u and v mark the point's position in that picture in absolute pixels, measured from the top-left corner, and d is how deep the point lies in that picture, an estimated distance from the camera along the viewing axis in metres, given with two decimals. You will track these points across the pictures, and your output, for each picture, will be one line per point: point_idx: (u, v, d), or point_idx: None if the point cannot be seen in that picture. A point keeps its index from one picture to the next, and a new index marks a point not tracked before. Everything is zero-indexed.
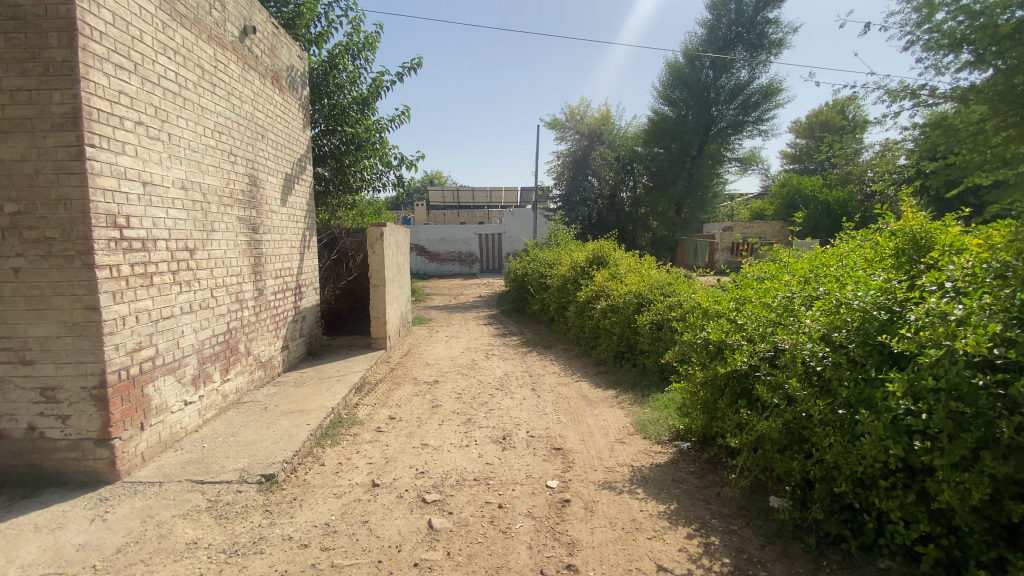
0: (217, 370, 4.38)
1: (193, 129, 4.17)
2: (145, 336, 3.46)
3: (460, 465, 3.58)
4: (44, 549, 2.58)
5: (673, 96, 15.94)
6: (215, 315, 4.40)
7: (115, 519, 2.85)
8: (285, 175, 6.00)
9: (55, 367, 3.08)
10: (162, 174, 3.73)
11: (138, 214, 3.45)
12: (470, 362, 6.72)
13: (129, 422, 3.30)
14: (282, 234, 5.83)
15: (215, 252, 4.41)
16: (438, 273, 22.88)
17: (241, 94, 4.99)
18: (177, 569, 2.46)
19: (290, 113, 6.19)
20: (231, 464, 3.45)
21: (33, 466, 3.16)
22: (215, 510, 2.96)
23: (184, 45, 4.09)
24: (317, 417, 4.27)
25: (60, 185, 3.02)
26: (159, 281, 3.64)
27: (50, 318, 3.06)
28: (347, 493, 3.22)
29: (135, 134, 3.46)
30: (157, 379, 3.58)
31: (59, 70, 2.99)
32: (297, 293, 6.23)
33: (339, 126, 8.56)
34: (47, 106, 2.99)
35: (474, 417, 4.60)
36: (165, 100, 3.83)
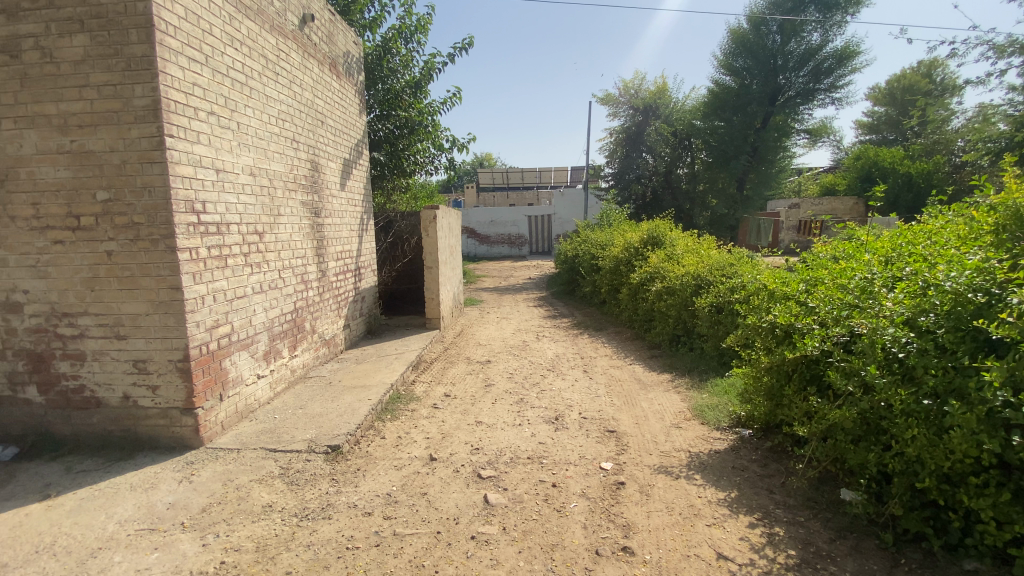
0: (285, 346, 4.65)
1: (259, 117, 4.37)
2: (221, 314, 3.71)
3: (514, 443, 3.63)
4: (140, 506, 2.86)
5: (735, 65, 15.01)
6: (284, 295, 4.65)
7: (200, 481, 3.11)
8: (344, 160, 6.19)
9: (145, 342, 3.37)
10: (233, 162, 3.94)
11: (212, 199, 3.67)
12: (521, 343, 6.76)
13: (210, 393, 3.57)
14: (342, 218, 6.05)
15: (281, 235, 4.64)
16: (488, 255, 23.09)
17: (302, 81, 5.17)
18: (255, 529, 2.66)
19: (347, 99, 6.34)
20: (300, 434, 3.67)
21: (128, 431, 3.50)
22: (287, 477, 3.17)
23: (249, 36, 4.26)
24: (377, 393, 4.44)
25: (144, 173, 3.25)
26: (233, 263, 3.88)
27: (140, 297, 3.34)
28: (406, 465, 3.35)
29: (208, 124, 3.67)
30: (233, 354, 3.84)
31: (140, 64, 3.20)
32: (357, 274, 6.47)
33: (393, 111, 8.75)
34: (130, 100, 3.22)
35: (528, 397, 4.63)
36: (234, 90, 4.02)
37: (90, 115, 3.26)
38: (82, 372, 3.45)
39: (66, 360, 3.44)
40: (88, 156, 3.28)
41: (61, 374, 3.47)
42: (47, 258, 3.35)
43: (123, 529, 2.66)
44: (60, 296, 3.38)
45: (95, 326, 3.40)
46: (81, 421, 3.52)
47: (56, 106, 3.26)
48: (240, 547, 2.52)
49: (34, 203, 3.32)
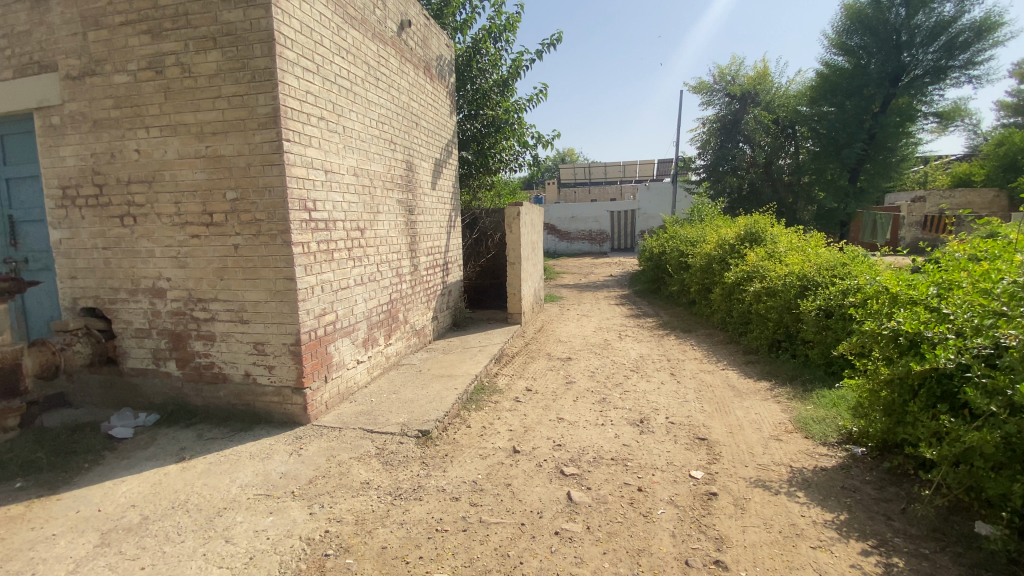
0: (381, 335, 4.95)
1: (362, 120, 4.67)
2: (327, 303, 4.04)
3: (597, 443, 3.58)
4: (257, 474, 3.20)
5: (850, 44, 13.50)
6: (381, 287, 4.96)
7: (307, 455, 3.41)
8: (435, 160, 6.45)
9: (264, 326, 3.76)
10: (339, 163, 4.26)
11: (321, 197, 4.00)
12: (603, 341, 6.65)
13: (316, 374, 3.91)
14: (433, 215, 6.31)
15: (380, 231, 4.94)
16: (568, 252, 22.96)
17: (400, 85, 5.45)
18: (355, 503, 2.87)
19: (439, 100, 6.59)
20: (394, 418, 3.90)
21: (248, 405, 3.92)
22: (382, 457, 3.39)
23: (354, 44, 4.57)
24: (463, 382, 4.60)
25: (266, 174, 3.61)
26: (338, 257, 4.21)
27: (261, 286, 3.72)
28: (491, 455, 3.44)
29: (318, 128, 3.99)
30: (336, 340, 4.18)
31: (263, 76, 3.55)
32: (444, 269, 6.73)
33: (480, 110, 8.97)
34: (254, 108, 3.59)
35: (610, 396, 4.55)
36: (341, 95, 4.33)
37: (221, 123, 3.67)
38: (212, 351, 3.92)
39: (200, 340, 3.93)
40: (220, 159, 3.70)
41: (195, 352, 3.96)
42: (186, 250, 3.84)
43: (243, 493, 2.99)
44: (196, 284, 3.86)
45: (223, 310, 3.84)
46: (210, 394, 4.00)
47: (194, 115, 3.71)
48: (341, 518, 2.73)
49: (176, 202, 3.82)
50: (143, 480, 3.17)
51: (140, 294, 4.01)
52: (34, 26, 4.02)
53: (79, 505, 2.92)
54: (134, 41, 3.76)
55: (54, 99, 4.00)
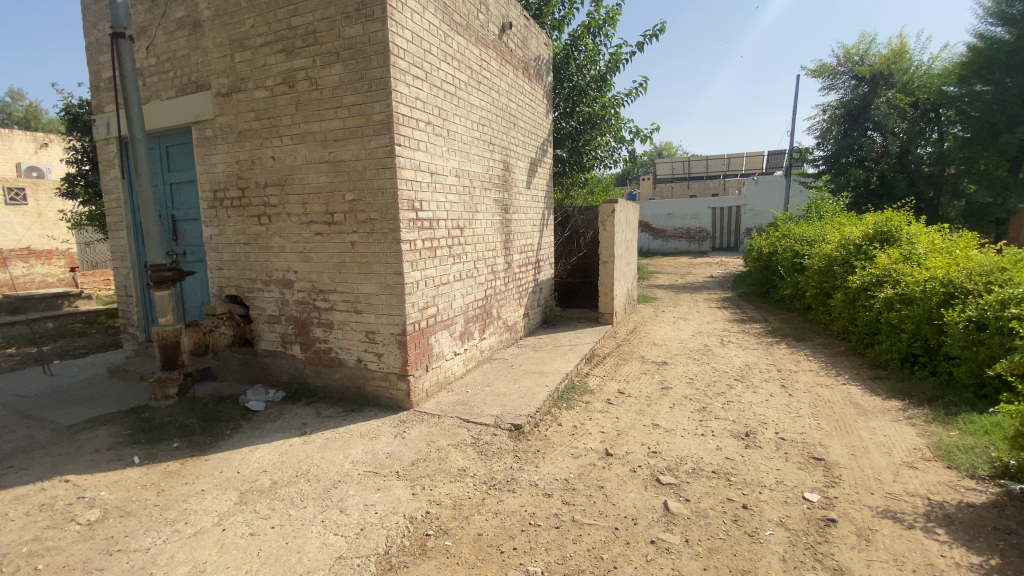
0: (477, 329, 5.13)
1: (464, 123, 4.85)
2: (429, 298, 4.27)
3: (696, 453, 3.42)
4: (366, 452, 3.48)
5: (1012, 12, 11.42)
6: (477, 284, 5.13)
7: (410, 438, 3.64)
8: (531, 159, 6.52)
9: (374, 317, 4.07)
10: (443, 165, 4.48)
11: (427, 198, 4.23)
12: (702, 346, 6.31)
13: (419, 363, 4.16)
14: (527, 214, 6.39)
15: (478, 230, 5.11)
16: (663, 251, 22.15)
17: (500, 87, 5.58)
18: (452, 489, 3.01)
19: (537, 99, 6.65)
20: (488, 410, 4.03)
21: (358, 388, 4.28)
22: (477, 446, 3.52)
23: (459, 50, 4.76)
24: (555, 380, 4.63)
25: (380, 177, 3.90)
26: (440, 254, 4.43)
27: (373, 280, 4.04)
28: (583, 455, 3.42)
29: (426, 132, 4.22)
30: (437, 332, 4.41)
31: (378, 85, 3.83)
32: (536, 267, 6.79)
33: (576, 107, 8.92)
34: (371, 116, 3.88)
35: (710, 405, 4.31)
36: (446, 100, 4.54)
37: (342, 130, 4.02)
38: (330, 337, 4.32)
39: (320, 327, 4.35)
40: (340, 164, 4.05)
41: (316, 338, 4.39)
42: (310, 247, 4.27)
43: (355, 469, 3.27)
44: (318, 277, 4.28)
45: (340, 301, 4.22)
46: (327, 376, 4.41)
47: (319, 124, 4.10)
48: (440, 501, 2.88)
49: (303, 203, 4.25)
50: (273, 449, 3.59)
51: (272, 284, 4.53)
52: (192, 51, 4.69)
53: (221, 466, 3.37)
54: (271, 60, 4.24)
55: (206, 113, 4.63)
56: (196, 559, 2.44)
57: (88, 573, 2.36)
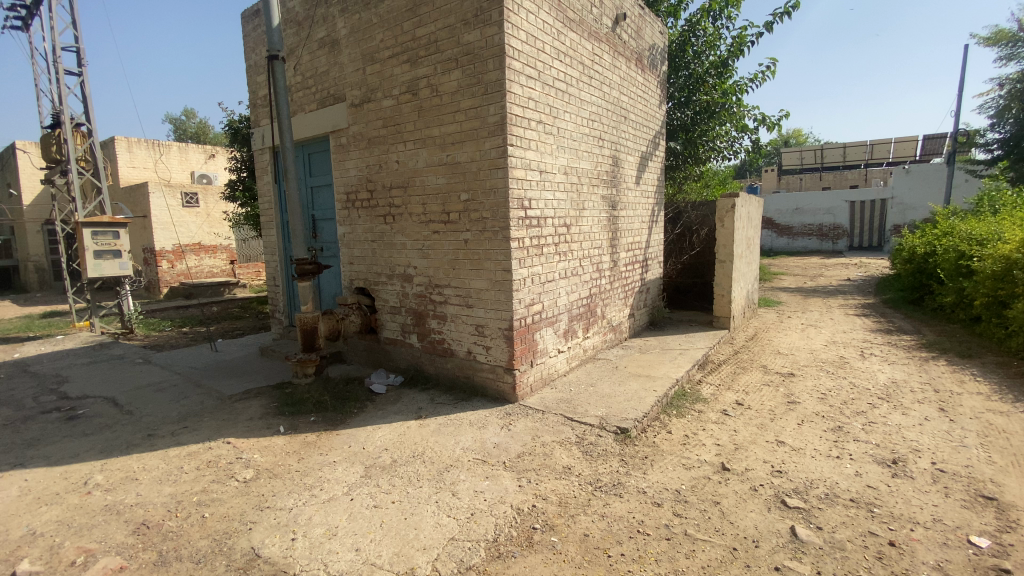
0: (581, 327, 5.09)
1: (574, 120, 4.82)
2: (535, 295, 4.33)
3: (830, 478, 3.07)
4: (475, 440, 3.63)
5: None
6: (582, 282, 5.08)
7: (515, 431, 3.74)
8: (642, 153, 6.30)
9: (484, 312, 4.23)
10: (552, 163, 4.50)
11: (536, 196, 4.29)
12: (837, 359, 5.63)
13: (524, 358, 4.24)
14: (636, 210, 6.19)
15: (584, 227, 5.06)
16: (788, 249, 20.31)
17: (612, 81, 5.46)
18: (557, 486, 3.03)
19: (650, 91, 6.39)
20: (593, 411, 3.98)
21: (468, 379, 4.48)
22: (582, 446, 3.49)
23: (572, 46, 4.73)
24: (663, 386, 4.43)
25: (492, 177, 4.03)
26: (547, 252, 4.47)
27: (483, 276, 4.19)
28: (696, 467, 3.24)
29: (537, 131, 4.28)
30: (542, 329, 4.46)
31: (493, 88, 3.96)
32: (645, 265, 6.56)
33: (692, 96, 8.44)
34: (486, 118, 4.02)
35: (847, 426, 3.83)
36: (557, 98, 4.55)
37: (458, 133, 4.21)
38: (443, 329, 4.58)
39: (435, 319, 4.62)
40: (456, 165, 4.25)
41: (431, 329, 4.68)
42: (428, 244, 4.55)
43: (465, 455, 3.43)
44: (434, 272, 4.55)
45: (454, 295, 4.44)
46: (440, 365, 4.68)
47: (438, 129, 4.34)
48: (546, 497, 2.92)
49: (423, 204, 4.54)
50: (392, 430, 3.89)
51: (394, 278, 4.91)
52: (331, 67, 5.22)
53: (349, 441, 3.74)
54: (397, 70, 4.58)
55: (342, 123, 5.13)
56: (329, 523, 2.73)
57: (246, 523, 2.75)
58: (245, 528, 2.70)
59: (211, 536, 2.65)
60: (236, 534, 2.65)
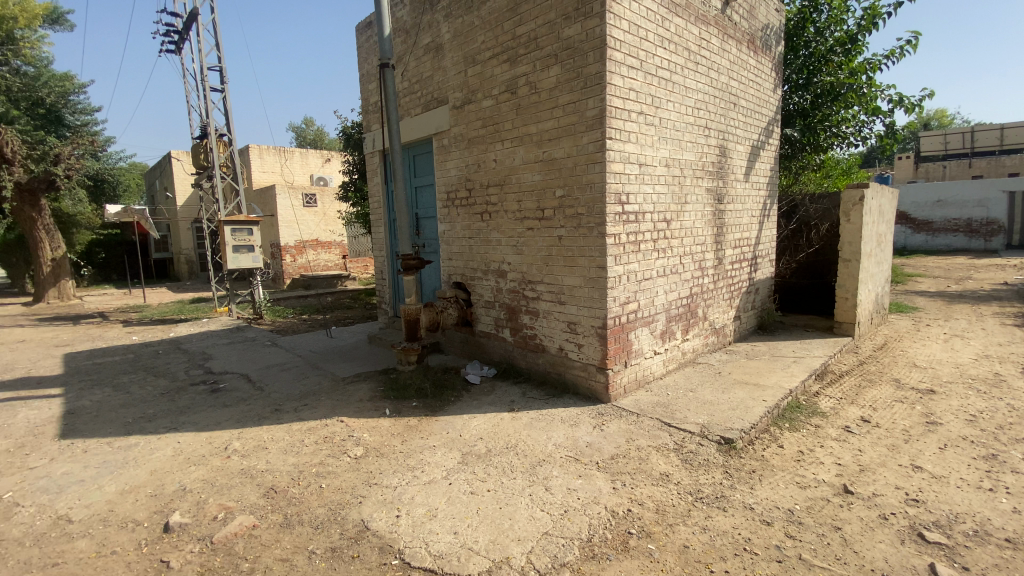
0: (680, 329, 4.86)
1: (678, 110, 4.59)
2: (631, 292, 4.20)
3: (982, 513, 2.64)
4: (567, 437, 3.61)
5: None
6: (682, 280, 4.83)
7: (609, 432, 3.66)
8: (753, 142, 5.84)
9: (577, 309, 4.19)
10: (653, 155, 4.32)
11: (635, 190, 4.15)
12: (993, 376, 4.81)
13: (618, 358, 4.13)
14: (744, 203, 5.76)
15: (686, 222, 4.80)
16: (926, 247, 17.75)
17: (720, 66, 5.11)
18: (653, 492, 2.93)
19: (763, 74, 5.90)
20: (693, 417, 3.79)
21: (560, 376, 4.46)
22: (681, 453, 3.33)
23: (677, 32, 4.51)
24: (774, 396, 4.08)
25: (589, 172, 3.96)
26: (645, 248, 4.31)
27: (577, 273, 4.15)
28: (812, 487, 2.95)
29: (637, 123, 4.13)
30: (637, 329, 4.31)
31: (593, 81, 3.88)
32: (753, 264, 6.09)
33: (813, 78, 7.66)
34: (584, 112, 3.97)
35: (1006, 456, 3.26)
36: (660, 87, 4.36)
37: (556, 129, 4.20)
38: (536, 325, 4.61)
39: (528, 315, 4.67)
40: (553, 162, 4.25)
41: (523, 324, 4.74)
42: (523, 241, 4.60)
43: (558, 452, 3.42)
44: (528, 268, 4.59)
45: (546, 292, 4.45)
46: (532, 360, 4.72)
47: (536, 126, 4.36)
48: (643, 502, 2.83)
49: (518, 201, 4.60)
50: (487, 420, 4.00)
51: (489, 274, 5.04)
52: (435, 71, 5.47)
53: (447, 428, 3.91)
54: (497, 70, 4.68)
55: (444, 124, 5.36)
56: (429, 504, 2.87)
57: (356, 497, 2.98)
58: (356, 501, 2.94)
59: (327, 505, 2.91)
60: (348, 506, 2.89)
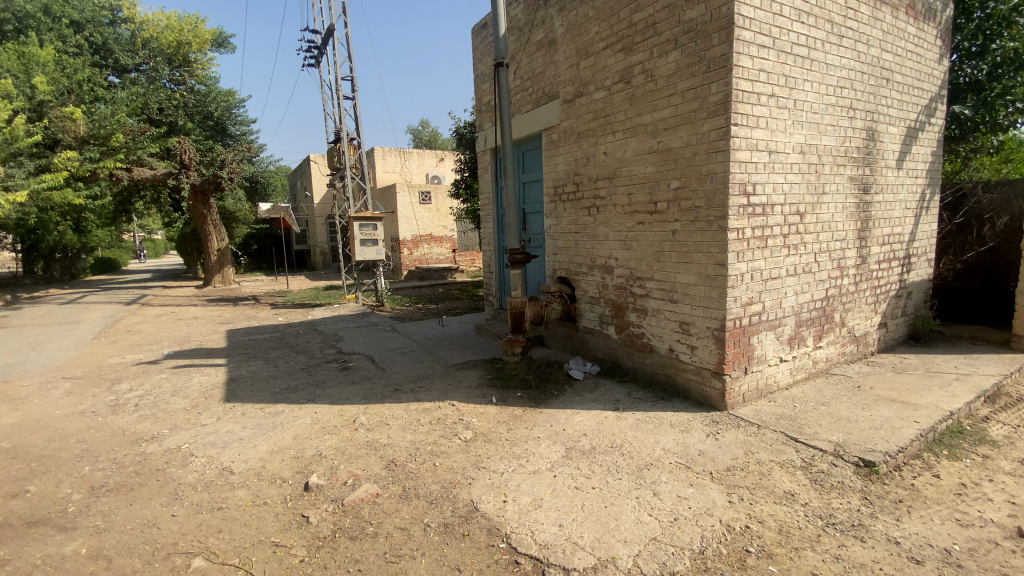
0: (811, 335, 4.38)
1: (817, 90, 4.13)
2: (755, 292, 3.87)
3: None
4: (678, 443, 3.45)
5: None
6: (816, 280, 4.35)
7: (724, 441, 3.43)
8: (910, 123, 5.06)
9: (691, 308, 3.97)
10: (785, 141, 3.93)
11: (763, 180, 3.81)
12: None
13: (737, 364, 3.83)
14: (896, 194, 5.02)
15: (823, 215, 4.31)
16: None
17: (871, 37, 4.48)
18: (775, 510, 2.68)
19: (926, 43, 5.07)
20: (824, 434, 3.41)
21: (670, 378, 4.27)
22: (809, 472, 3.01)
23: (818, 3, 4.04)
24: (928, 418, 3.52)
25: (710, 162, 3.72)
26: (773, 244, 3.94)
27: (692, 270, 3.92)
28: (979, 528, 2.50)
29: (768, 106, 3.78)
30: (760, 333, 3.96)
31: (718, 64, 3.62)
32: (905, 264, 5.29)
33: (991, 43, 6.43)
34: (706, 98, 3.72)
35: None
36: (796, 66, 3.95)
37: (673, 118, 3.99)
38: (644, 323, 4.45)
39: (636, 313, 4.52)
40: (669, 152, 4.05)
41: (630, 322, 4.60)
42: (633, 235, 4.46)
43: (667, 457, 3.28)
44: (637, 264, 4.44)
45: (657, 289, 4.27)
46: (639, 360, 4.57)
47: (651, 115, 4.18)
48: (762, 520, 2.60)
49: (629, 194, 4.46)
50: (591, 417, 3.96)
51: (595, 269, 4.97)
52: (547, 66, 5.49)
53: (552, 420, 3.93)
54: (611, 61, 4.56)
55: (554, 119, 5.37)
56: (535, 494, 2.92)
57: (466, 478, 3.13)
58: (466, 482, 3.08)
59: (440, 482, 3.09)
60: (459, 486, 3.03)
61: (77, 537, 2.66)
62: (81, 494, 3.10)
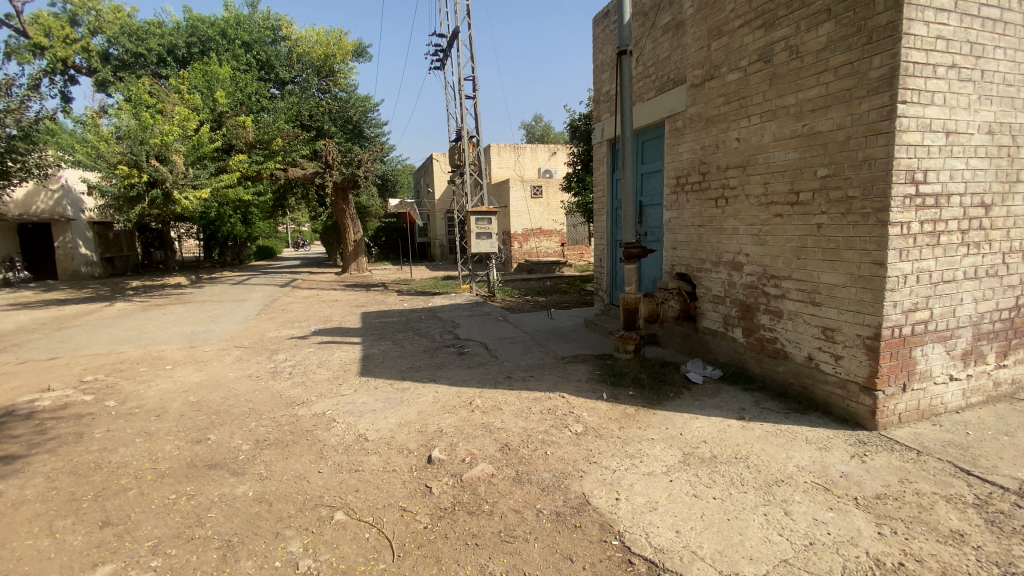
0: (993, 351, 3.66)
1: (1014, 57, 3.41)
2: (921, 298, 3.32)
3: None
4: (814, 461, 3.11)
5: None
6: (1004, 285, 3.61)
7: (873, 465, 3.01)
8: None
9: (838, 312, 3.53)
10: (968, 120, 3.32)
11: (937, 166, 3.24)
12: None
13: (893, 379, 3.33)
14: None
15: (1017, 207, 3.56)
16: None
17: None
18: (939, 550, 2.29)
19: None
20: (1009, 470, 2.84)
21: (806, 388, 3.86)
22: (986, 512, 2.53)
23: None
24: None
25: (869, 146, 3.26)
26: (947, 241, 3.35)
27: (841, 269, 3.49)
28: None
29: (947, 80, 3.21)
30: (925, 345, 3.41)
31: (883, 33, 3.14)
32: None
33: None
34: (866, 73, 3.26)
35: None
36: (985, 30, 3.31)
37: (823, 98, 3.56)
38: (778, 327, 4.06)
39: (768, 315, 4.15)
40: (816, 136, 3.62)
41: (761, 325, 4.24)
42: (768, 229, 4.08)
43: (801, 475, 2.97)
44: (772, 261, 4.06)
45: (795, 289, 3.87)
46: (769, 366, 4.19)
47: (796, 96, 3.77)
48: (921, 559, 2.24)
49: (765, 183, 4.08)
50: (712, 423, 3.72)
51: (721, 265, 4.64)
52: (674, 50, 5.21)
53: (668, 423, 3.77)
54: (748, 39, 4.19)
55: (679, 106, 5.09)
56: (650, 496, 2.82)
57: (578, 470, 3.13)
58: (577, 474, 3.08)
59: (552, 471, 3.13)
60: (570, 478, 3.04)
61: (246, 480, 3.15)
62: (249, 445, 3.67)
